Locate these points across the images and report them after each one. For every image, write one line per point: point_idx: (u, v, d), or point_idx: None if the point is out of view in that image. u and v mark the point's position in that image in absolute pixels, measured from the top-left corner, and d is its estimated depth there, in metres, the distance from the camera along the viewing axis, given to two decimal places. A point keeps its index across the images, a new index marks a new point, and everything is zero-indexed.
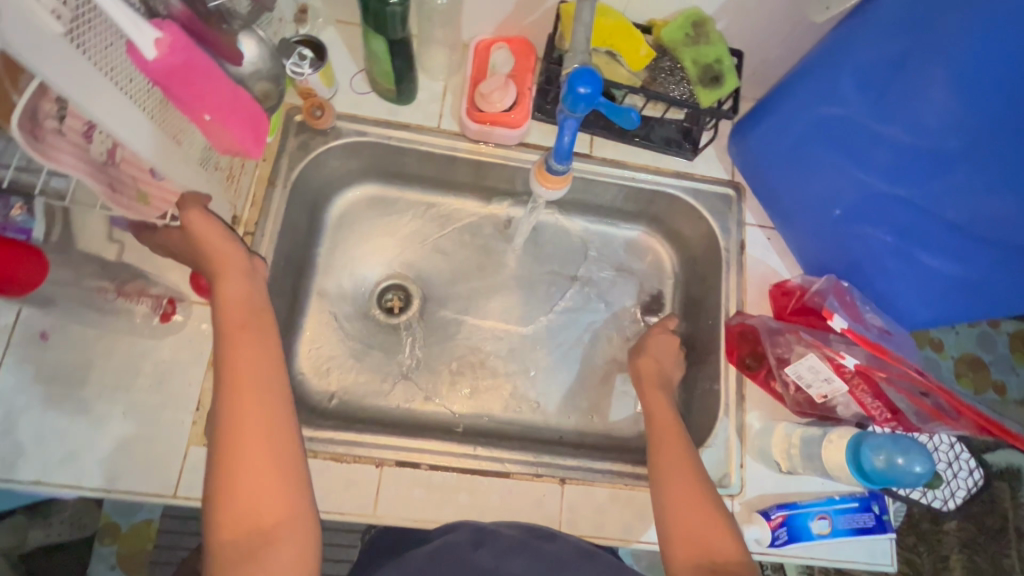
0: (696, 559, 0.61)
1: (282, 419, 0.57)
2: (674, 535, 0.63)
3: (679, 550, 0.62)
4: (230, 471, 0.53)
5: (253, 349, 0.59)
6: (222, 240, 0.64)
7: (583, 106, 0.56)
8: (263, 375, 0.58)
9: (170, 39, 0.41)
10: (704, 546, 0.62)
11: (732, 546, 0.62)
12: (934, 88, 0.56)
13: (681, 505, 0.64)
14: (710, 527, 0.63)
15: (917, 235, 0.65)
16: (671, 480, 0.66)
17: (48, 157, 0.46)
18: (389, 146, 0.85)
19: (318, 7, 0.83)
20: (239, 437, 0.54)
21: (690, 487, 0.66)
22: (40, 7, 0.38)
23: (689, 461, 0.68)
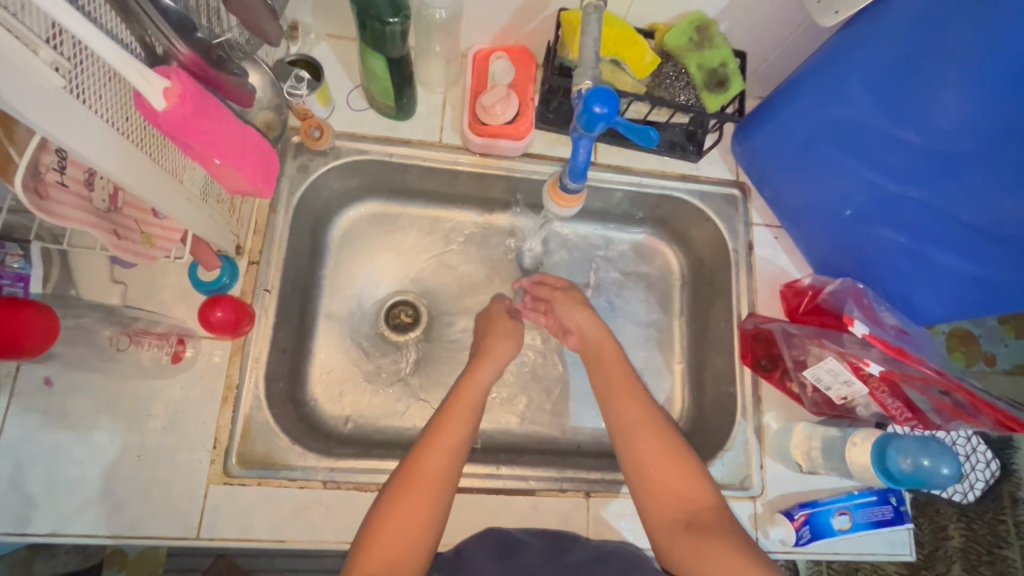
0: (673, 512, 0.62)
1: (458, 466, 0.63)
2: (651, 491, 0.63)
3: (654, 508, 0.62)
4: (391, 503, 0.59)
5: (472, 403, 0.68)
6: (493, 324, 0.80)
7: (601, 125, 0.54)
8: (463, 424, 0.66)
9: (179, 89, 0.39)
10: (679, 499, 0.62)
11: (703, 494, 0.62)
12: (946, 91, 0.56)
13: (654, 462, 0.64)
14: (681, 478, 0.63)
15: (932, 236, 0.65)
16: (642, 437, 0.66)
17: (53, 213, 0.44)
18: (391, 163, 0.83)
19: (309, 22, 0.80)
20: (417, 466, 0.61)
21: (656, 441, 0.65)
22: (40, 61, 0.36)
23: (653, 415, 0.68)
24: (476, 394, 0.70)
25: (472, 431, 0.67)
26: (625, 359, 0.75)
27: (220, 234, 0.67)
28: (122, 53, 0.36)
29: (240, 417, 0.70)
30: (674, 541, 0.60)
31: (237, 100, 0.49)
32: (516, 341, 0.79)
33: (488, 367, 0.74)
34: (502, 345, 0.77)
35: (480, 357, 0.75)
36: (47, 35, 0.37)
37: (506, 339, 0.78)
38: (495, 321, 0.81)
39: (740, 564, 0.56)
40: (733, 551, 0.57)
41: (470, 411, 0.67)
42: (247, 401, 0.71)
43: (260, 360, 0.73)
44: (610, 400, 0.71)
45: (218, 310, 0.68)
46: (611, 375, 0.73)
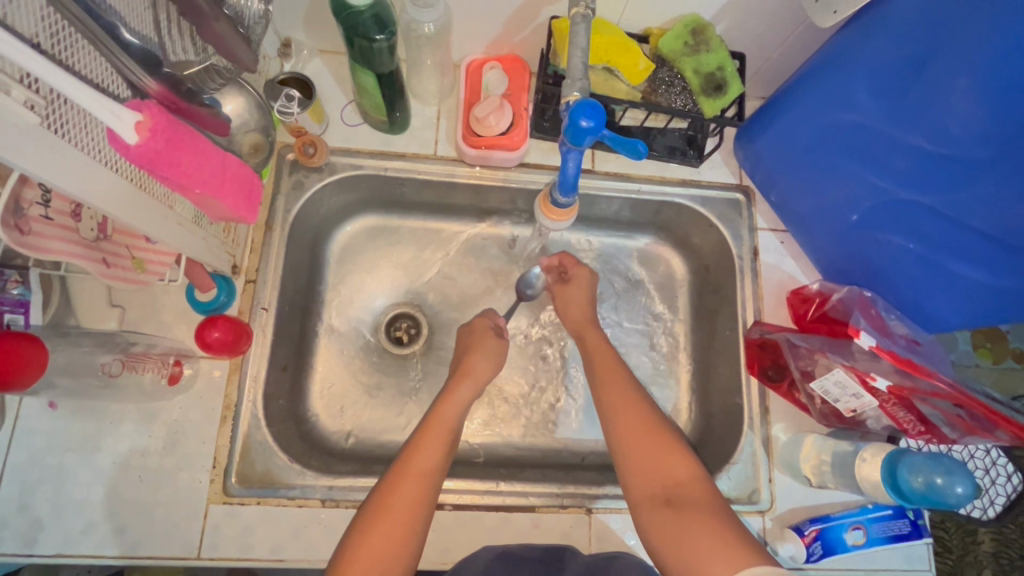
0: (651, 489, 0.59)
1: (434, 486, 0.62)
2: (629, 473, 0.61)
3: (634, 484, 0.60)
4: (372, 522, 0.59)
5: (454, 414, 0.69)
6: (479, 335, 0.80)
7: (588, 139, 0.53)
8: (444, 436, 0.66)
9: (151, 122, 0.39)
10: (656, 475, 0.60)
11: (683, 468, 0.60)
12: (955, 94, 0.53)
13: (631, 456, 0.62)
14: (665, 458, 0.61)
15: (943, 244, 0.62)
16: (631, 441, 0.63)
17: (37, 248, 0.44)
18: (386, 177, 0.83)
19: (301, 40, 0.80)
20: (402, 475, 0.62)
21: (641, 425, 0.64)
22: (13, 101, 0.36)
23: (632, 398, 0.66)
24: (456, 409, 0.70)
25: (454, 438, 0.68)
26: (622, 366, 0.71)
27: (215, 255, 0.67)
28: (88, 90, 0.36)
29: (239, 436, 0.70)
30: (652, 520, 0.58)
31: (212, 129, 0.50)
32: (498, 361, 0.78)
33: (467, 385, 0.73)
34: (477, 360, 0.76)
35: (459, 377, 0.74)
36: (21, 75, 0.37)
37: (486, 352, 0.77)
38: (475, 336, 0.80)
39: (719, 537, 0.53)
40: (713, 526, 0.54)
41: (450, 424, 0.68)
42: (246, 420, 0.71)
43: (259, 378, 0.73)
44: (600, 392, 0.69)
45: (215, 330, 0.68)
46: (606, 393, 0.68)
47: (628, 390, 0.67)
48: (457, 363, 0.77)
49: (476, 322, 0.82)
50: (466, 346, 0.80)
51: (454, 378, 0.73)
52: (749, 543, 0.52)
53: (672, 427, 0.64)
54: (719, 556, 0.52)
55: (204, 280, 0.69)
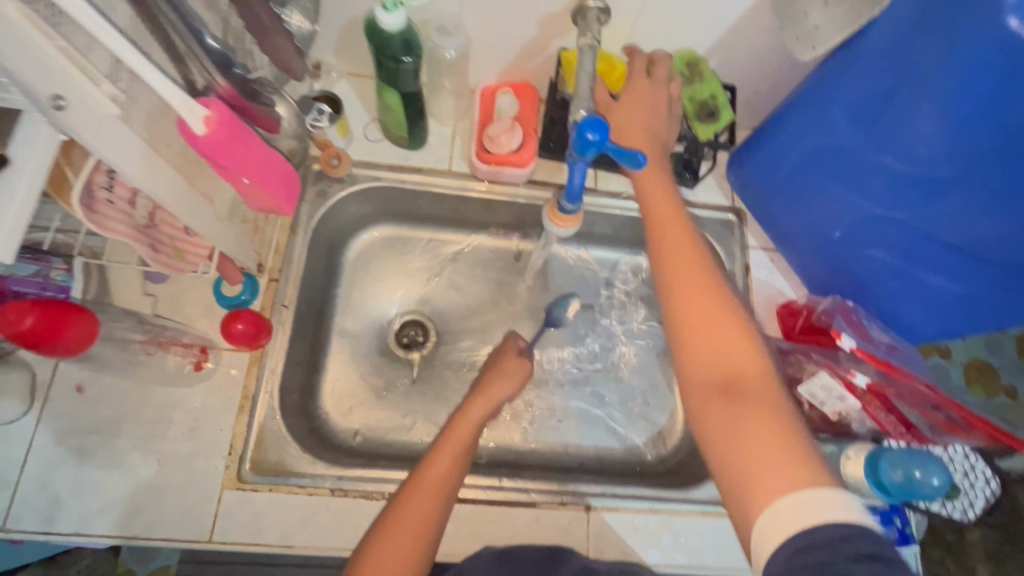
0: (709, 373, 0.51)
1: (445, 504, 0.64)
2: (685, 349, 0.54)
3: (689, 363, 0.53)
4: (388, 531, 0.61)
5: (471, 430, 0.72)
6: (517, 365, 0.82)
7: (593, 150, 0.59)
8: (456, 451, 0.69)
9: (217, 115, 0.45)
10: (717, 358, 0.52)
11: (749, 355, 0.51)
12: (922, 121, 0.59)
13: (688, 326, 0.54)
14: (728, 337, 0.52)
15: (917, 256, 0.69)
16: (686, 307, 0.55)
17: (101, 226, 0.50)
18: (403, 189, 0.89)
19: (332, 63, 0.88)
20: (416, 487, 0.64)
21: (707, 304, 0.54)
22: (99, 93, 0.42)
23: (714, 286, 0.56)
24: (468, 428, 0.72)
25: (469, 450, 0.70)
26: (698, 246, 0.60)
27: (244, 251, 0.72)
28: (169, 83, 0.43)
29: (255, 426, 0.74)
30: (705, 405, 0.50)
31: (263, 125, 0.57)
32: (520, 382, 0.81)
33: (480, 404, 0.75)
34: (497, 383, 0.79)
35: (476, 394, 0.77)
36: (108, 72, 0.44)
37: (504, 375, 0.80)
38: (505, 356, 0.84)
39: (777, 437, 0.46)
40: (779, 434, 0.46)
41: (463, 442, 0.70)
42: (262, 410, 0.75)
43: (276, 371, 0.77)
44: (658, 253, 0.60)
45: (240, 322, 0.72)
46: (667, 252, 0.59)
47: (696, 250, 0.59)
48: (481, 378, 0.82)
49: (503, 347, 0.87)
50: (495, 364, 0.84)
51: (469, 397, 0.76)
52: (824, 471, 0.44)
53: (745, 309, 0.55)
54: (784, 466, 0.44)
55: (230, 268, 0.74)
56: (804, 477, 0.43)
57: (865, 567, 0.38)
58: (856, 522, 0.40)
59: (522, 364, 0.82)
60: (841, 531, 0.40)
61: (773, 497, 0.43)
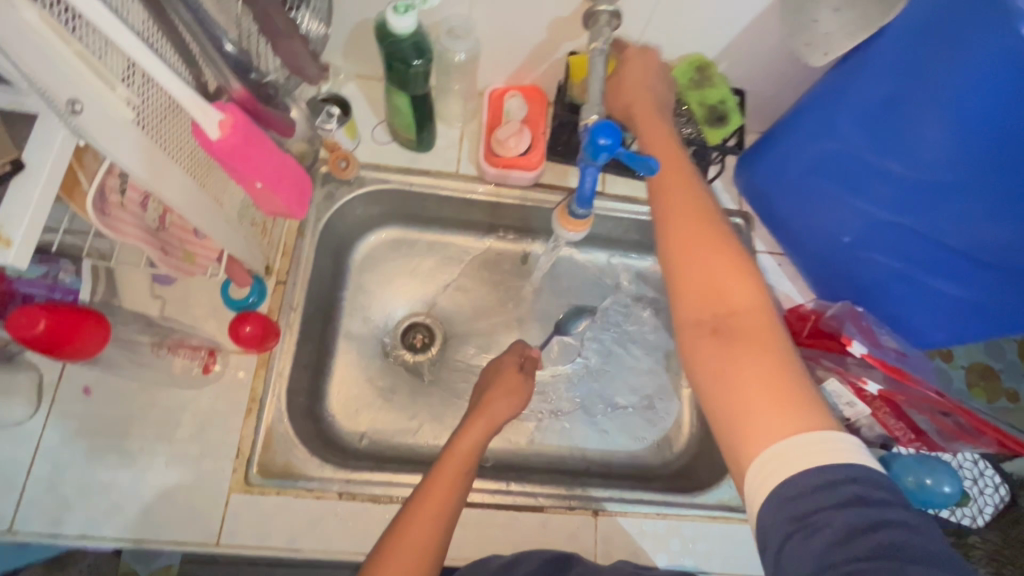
0: (701, 313, 0.50)
1: (445, 531, 0.63)
2: (680, 290, 0.53)
3: (682, 304, 0.52)
4: (385, 559, 0.60)
5: (471, 454, 0.70)
6: (522, 385, 0.81)
7: (604, 155, 0.59)
8: (457, 469, 0.68)
9: (231, 119, 0.45)
10: (711, 299, 0.51)
11: (746, 295, 0.50)
12: (929, 126, 0.60)
13: (686, 266, 0.53)
14: (725, 279, 0.51)
15: (923, 261, 0.70)
16: (684, 249, 0.54)
17: (114, 229, 0.50)
18: (410, 192, 0.89)
19: (340, 65, 0.88)
20: (413, 518, 0.62)
21: (707, 247, 0.53)
22: (114, 96, 0.42)
23: (715, 229, 0.54)
24: (467, 453, 0.70)
25: (468, 471, 0.69)
26: (699, 190, 0.58)
27: (252, 253, 0.72)
28: (185, 87, 0.43)
29: (263, 428, 0.74)
30: (695, 345, 0.49)
31: (279, 129, 0.57)
32: (519, 402, 0.79)
33: (480, 427, 0.73)
34: (497, 402, 0.78)
35: (476, 416, 0.75)
36: (123, 74, 0.43)
37: (507, 391, 0.80)
38: (505, 376, 0.82)
39: (766, 379, 0.45)
40: (767, 376, 0.45)
41: (460, 466, 0.68)
42: (270, 413, 0.75)
43: (284, 373, 0.77)
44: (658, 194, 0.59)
45: (247, 325, 0.72)
46: (667, 195, 0.58)
47: (696, 195, 0.57)
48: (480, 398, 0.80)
49: (510, 352, 0.87)
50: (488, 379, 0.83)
51: (469, 419, 0.75)
52: (814, 411, 0.43)
53: (746, 250, 0.53)
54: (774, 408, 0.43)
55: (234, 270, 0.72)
56: (794, 421, 0.42)
57: (851, 512, 0.39)
58: (848, 466, 0.40)
59: (526, 383, 0.82)
60: (828, 480, 0.40)
61: (760, 440, 0.43)
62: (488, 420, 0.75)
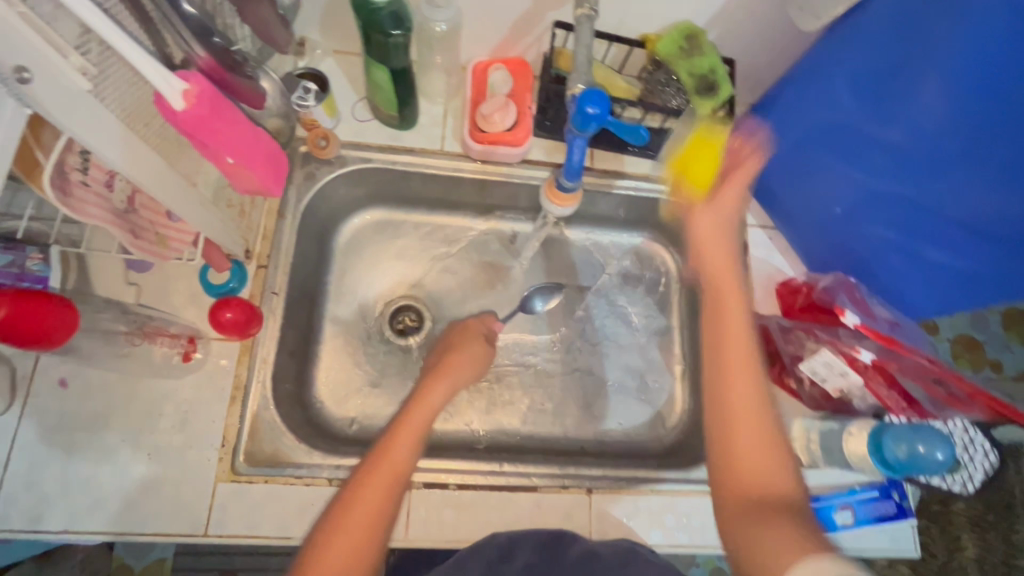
0: (744, 488, 0.54)
1: (398, 494, 0.60)
2: (725, 470, 0.56)
3: (727, 477, 0.56)
4: (329, 533, 0.56)
5: (430, 409, 0.68)
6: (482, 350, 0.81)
7: (593, 125, 0.57)
8: (417, 428, 0.66)
9: (197, 90, 0.43)
10: (752, 473, 0.55)
11: (785, 481, 0.55)
12: (929, 93, 0.58)
13: (734, 441, 0.56)
14: (765, 451, 0.56)
15: (919, 232, 0.68)
16: (738, 430, 0.56)
17: (76, 210, 0.47)
18: (394, 171, 0.86)
19: (316, 39, 0.84)
20: (361, 485, 0.59)
21: (755, 423, 0.57)
22: (68, 65, 0.39)
23: (771, 438, 0.56)
24: (427, 410, 0.68)
25: (429, 427, 0.67)
26: (761, 381, 0.59)
27: (231, 237, 0.70)
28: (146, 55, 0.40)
29: (248, 416, 0.72)
30: (737, 518, 0.53)
31: (248, 100, 0.55)
32: (480, 366, 0.79)
33: (444, 385, 0.73)
34: (460, 357, 0.78)
35: (439, 375, 0.74)
36: (76, 42, 0.41)
37: (470, 349, 0.80)
38: (466, 336, 0.83)
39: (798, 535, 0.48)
40: (800, 535, 0.48)
41: (422, 425, 0.66)
42: (255, 400, 0.73)
43: (268, 360, 0.75)
44: (721, 375, 0.59)
45: (229, 310, 0.70)
46: (721, 342, 0.61)
47: (756, 380, 0.58)
48: (443, 355, 0.79)
49: (471, 326, 0.85)
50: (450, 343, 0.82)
51: (430, 378, 0.74)
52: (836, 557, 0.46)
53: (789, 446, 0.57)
54: (791, 560, 0.46)
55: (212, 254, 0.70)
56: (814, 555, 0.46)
57: None
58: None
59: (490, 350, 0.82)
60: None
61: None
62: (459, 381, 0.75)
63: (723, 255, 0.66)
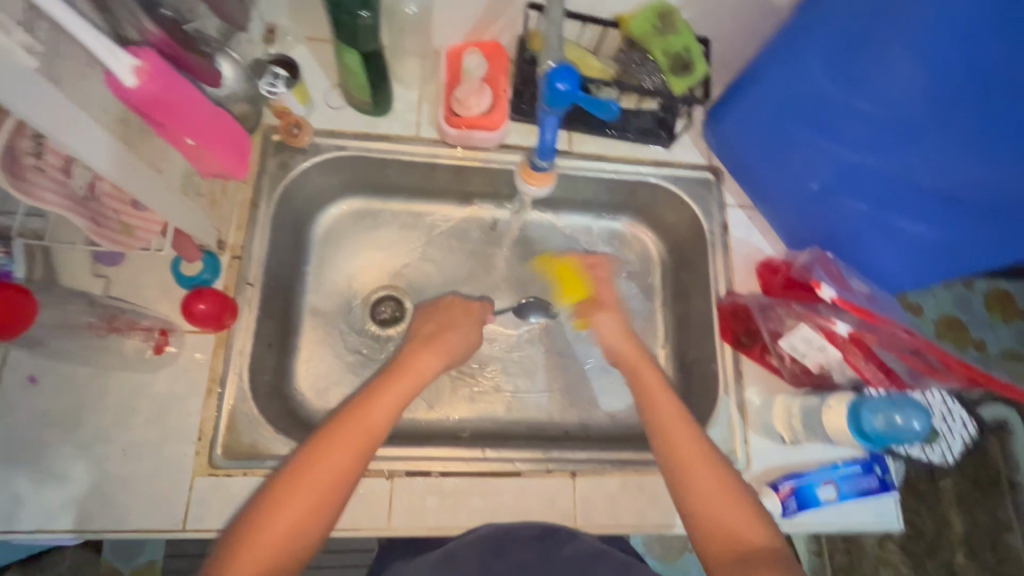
0: (726, 550, 0.61)
1: (366, 455, 0.63)
2: (702, 530, 0.63)
3: (708, 541, 0.63)
4: (296, 484, 0.60)
5: (416, 378, 0.71)
6: (472, 322, 0.82)
7: (565, 101, 0.57)
8: (399, 396, 0.69)
9: (148, 67, 0.45)
10: (728, 532, 0.62)
11: (757, 532, 0.62)
12: (900, 62, 0.58)
13: (706, 505, 0.64)
14: (731, 504, 0.64)
15: (894, 203, 0.68)
16: (704, 496, 0.65)
17: (29, 194, 0.46)
18: (370, 158, 0.85)
19: (287, 25, 0.82)
20: (333, 443, 0.62)
21: (711, 476, 0.65)
22: (12, 43, 0.38)
23: (727, 483, 0.65)
24: (416, 381, 0.71)
25: (413, 395, 0.70)
26: (697, 429, 0.69)
27: (202, 228, 0.68)
28: (87, 25, 0.40)
29: (225, 409, 0.71)
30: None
31: (206, 80, 0.57)
32: (473, 341, 0.80)
33: (434, 356, 0.75)
34: (449, 335, 0.78)
35: (425, 344, 0.76)
36: (22, 19, 0.39)
37: (463, 329, 0.80)
38: (453, 312, 0.82)
39: None
40: None
41: (404, 393, 0.69)
42: (232, 393, 0.72)
43: (245, 352, 0.73)
44: (662, 445, 0.69)
45: (202, 302, 0.69)
46: (657, 407, 0.72)
47: (692, 432, 0.69)
48: (433, 318, 0.80)
49: (457, 302, 0.83)
50: (435, 309, 0.82)
51: (418, 350, 0.75)
52: None
53: (746, 489, 0.66)
54: None
55: (186, 246, 0.69)
56: None
57: None
58: None
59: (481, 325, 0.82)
60: None
61: None
62: (450, 347, 0.77)
63: (634, 343, 0.80)
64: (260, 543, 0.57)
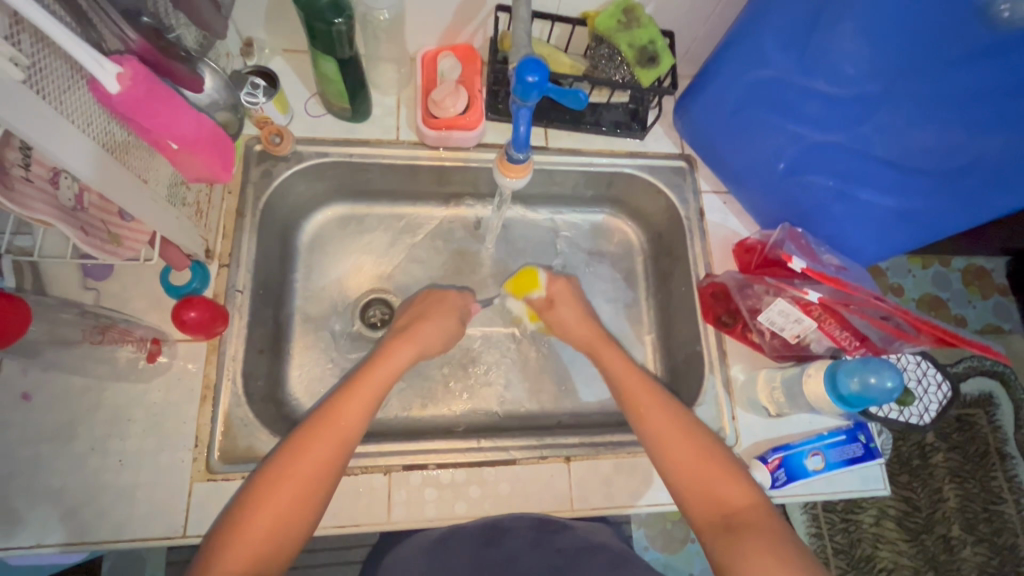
0: (711, 513, 0.64)
1: (345, 448, 0.66)
2: (687, 497, 0.66)
3: (694, 507, 0.65)
4: (280, 477, 0.62)
5: (391, 371, 0.73)
6: (454, 310, 0.83)
7: (535, 93, 0.59)
8: (377, 390, 0.71)
9: (130, 73, 0.49)
10: (711, 497, 0.65)
11: (740, 493, 0.65)
12: (845, 41, 0.61)
13: (688, 475, 0.66)
14: (712, 470, 0.66)
15: (855, 176, 0.71)
16: (687, 467, 0.66)
17: (20, 204, 0.47)
18: (352, 163, 0.87)
19: (263, 38, 0.84)
20: (313, 436, 0.65)
21: (688, 447, 0.67)
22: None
23: (705, 451, 0.67)
24: (389, 371, 0.73)
25: (386, 389, 0.72)
26: (670, 404, 0.71)
27: (189, 236, 0.69)
28: (84, 46, 0.45)
29: (220, 415, 0.72)
30: (716, 540, 0.62)
31: (186, 84, 0.59)
32: (450, 333, 0.81)
33: (409, 348, 0.76)
34: (425, 327, 0.79)
35: (405, 339, 0.77)
36: (6, 32, 0.40)
37: (443, 324, 0.81)
38: (432, 301, 0.83)
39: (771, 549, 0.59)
40: (772, 549, 0.59)
41: (384, 385, 0.72)
42: (226, 399, 0.73)
43: (237, 358, 0.74)
44: (638, 423, 0.71)
45: (192, 310, 0.69)
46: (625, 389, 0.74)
47: (666, 407, 0.71)
48: (415, 312, 0.81)
49: (439, 297, 0.84)
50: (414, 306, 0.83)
51: (395, 341, 0.76)
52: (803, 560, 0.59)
53: (725, 451, 0.68)
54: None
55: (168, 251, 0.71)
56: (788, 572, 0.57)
57: None
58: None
59: (462, 311, 0.84)
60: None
61: None
62: (421, 341, 0.78)
63: (587, 326, 0.83)
64: (246, 535, 0.59)
